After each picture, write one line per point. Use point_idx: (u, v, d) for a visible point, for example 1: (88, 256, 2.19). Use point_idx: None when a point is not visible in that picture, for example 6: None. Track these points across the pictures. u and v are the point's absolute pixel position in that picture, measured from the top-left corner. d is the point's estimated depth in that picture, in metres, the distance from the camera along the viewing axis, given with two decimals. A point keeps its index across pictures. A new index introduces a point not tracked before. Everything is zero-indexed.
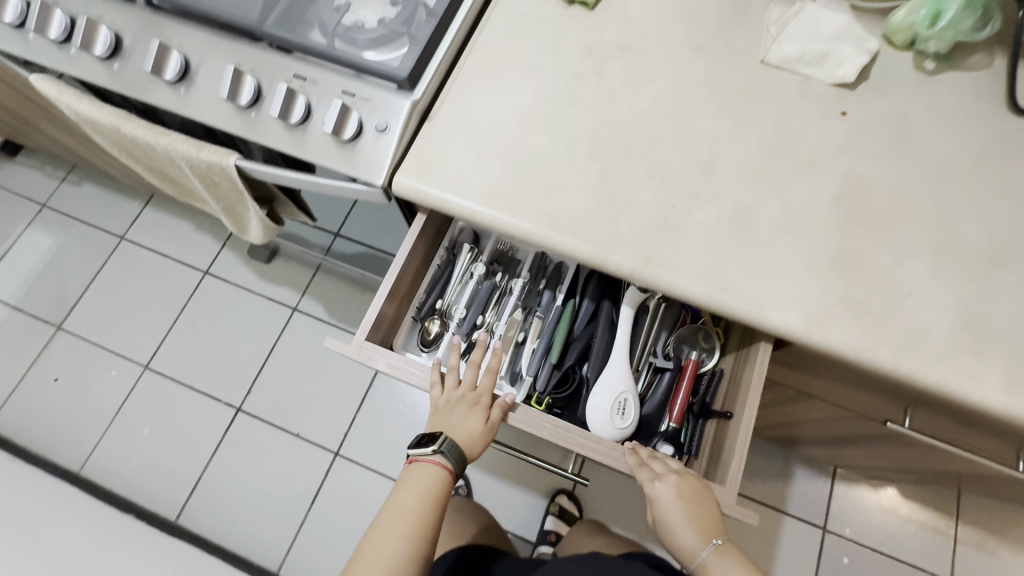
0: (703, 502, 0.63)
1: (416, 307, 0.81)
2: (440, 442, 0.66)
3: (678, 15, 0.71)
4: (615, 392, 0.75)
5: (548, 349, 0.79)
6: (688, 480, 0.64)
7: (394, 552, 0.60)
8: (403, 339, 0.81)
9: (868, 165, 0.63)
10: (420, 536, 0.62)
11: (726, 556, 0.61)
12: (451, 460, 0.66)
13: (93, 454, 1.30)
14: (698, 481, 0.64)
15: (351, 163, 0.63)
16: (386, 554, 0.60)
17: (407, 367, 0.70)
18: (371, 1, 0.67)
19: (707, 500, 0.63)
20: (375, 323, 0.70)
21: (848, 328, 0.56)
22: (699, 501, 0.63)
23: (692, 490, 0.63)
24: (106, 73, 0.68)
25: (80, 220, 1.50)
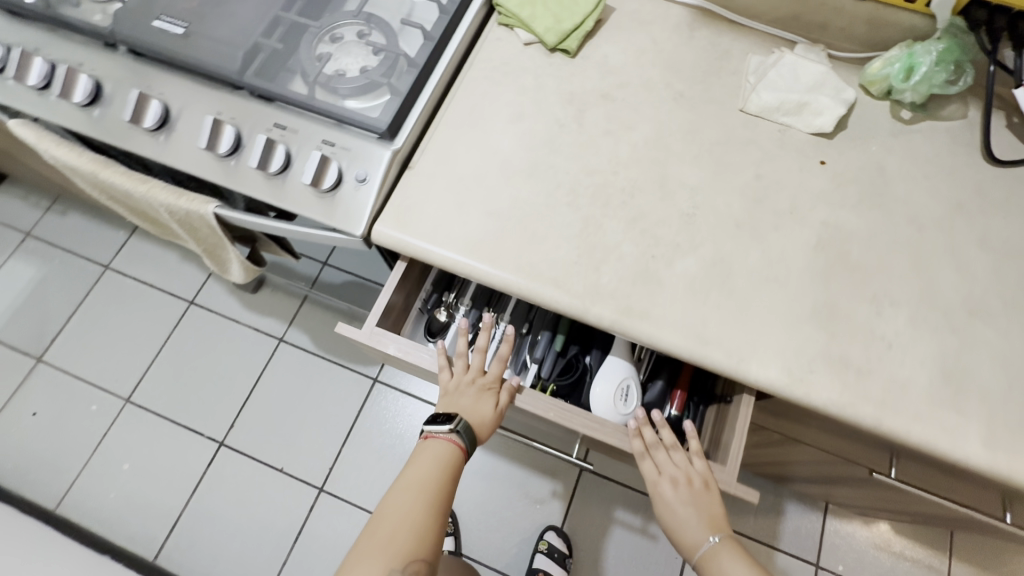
0: (705, 498, 0.62)
1: (422, 298, 0.78)
2: (456, 421, 0.66)
3: (659, 64, 0.72)
4: (617, 379, 0.73)
5: (553, 336, 0.78)
6: (687, 478, 0.63)
7: (416, 517, 0.59)
8: (411, 328, 0.78)
9: (847, 214, 0.63)
10: (439, 505, 0.62)
11: (727, 552, 0.59)
12: (464, 439, 0.66)
13: (70, 491, 1.27)
14: (699, 478, 0.62)
15: (330, 212, 0.63)
16: (408, 519, 0.59)
17: (417, 352, 0.68)
18: (354, 49, 0.68)
19: (706, 497, 0.62)
20: (385, 311, 0.69)
21: (829, 383, 0.56)
22: (698, 498, 0.62)
23: (690, 487, 0.62)
24: (85, 119, 0.68)
25: (64, 250, 1.48)
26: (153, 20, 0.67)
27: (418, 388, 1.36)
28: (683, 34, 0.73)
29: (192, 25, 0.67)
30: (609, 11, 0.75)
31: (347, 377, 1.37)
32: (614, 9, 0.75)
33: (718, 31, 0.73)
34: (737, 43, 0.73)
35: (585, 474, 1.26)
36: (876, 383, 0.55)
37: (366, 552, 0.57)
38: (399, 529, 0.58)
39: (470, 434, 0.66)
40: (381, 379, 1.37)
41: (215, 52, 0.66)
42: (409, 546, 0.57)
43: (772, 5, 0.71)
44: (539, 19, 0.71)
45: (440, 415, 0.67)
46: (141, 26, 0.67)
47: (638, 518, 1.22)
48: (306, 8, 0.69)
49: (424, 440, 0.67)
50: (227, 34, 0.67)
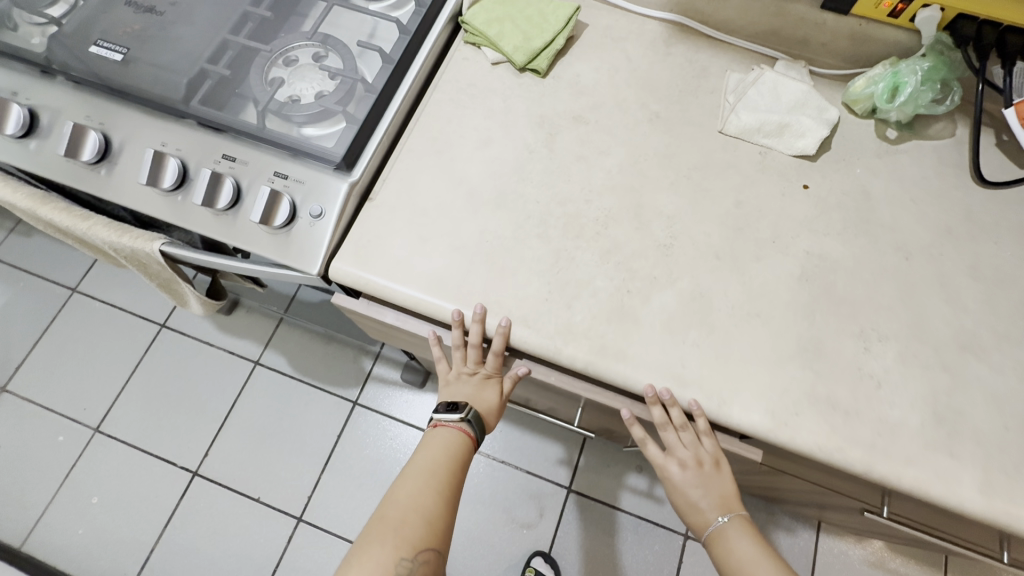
0: (718, 479, 0.57)
1: None
2: (467, 411, 0.62)
3: (633, 83, 0.68)
4: None
5: None
6: (697, 459, 0.57)
7: (427, 504, 0.56)
8: None
9: (831, 243, 0.60)
10: (451, 493, 0.59)
11: (739, 534, 0.56)
12: (475, 428, 0.63)
13: (36, 528, 1.21)
14: (711, 458, 0.56)
15: (284, 249, 0.59)
16: (419, 505, 0.56)
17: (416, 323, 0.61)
18: (309, 73, 0.64)
19: (717, 477, 0.57)
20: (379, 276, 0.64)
21: (817, 426, 0.52)
22: (705, 477, 0.57)
23: (700, 468, 0.57)
24: (22, 152, 0.63)
25: (29, 272, 1.43)
26: (91, 45, 0.63)
27: (400, 411, 1.32)
28: (658, 51, 0.70)
29: (133, 51, 0.63)
30: (582, 27, 0.71)
31: (326, 399, 1.32)
32: (587, 25, 0.72)
33: (696, 47, 0.70)
34: (716, 59, 0.69)
35: (573, 495, 1.23)
36: (867, 427, 0.52)
37: (374, 538, 0.54)
38: (409, 516, 0.55)
39: (480, 424, 0.63)
40: (361, 402, 1.32)
41: (158, 79, 0.62)
42: (420, 535, 0.54)
43: (751, 20, 0.68)
44: (507, 37, 0.67)
45: (445, 404, 0.64)
46: (79, 52, 0.63)
47: (629, 535, 1.20)
48: (256, 30, 0.65)
49: (433, 428, 0.64)
50: (172, 60, 0.63)
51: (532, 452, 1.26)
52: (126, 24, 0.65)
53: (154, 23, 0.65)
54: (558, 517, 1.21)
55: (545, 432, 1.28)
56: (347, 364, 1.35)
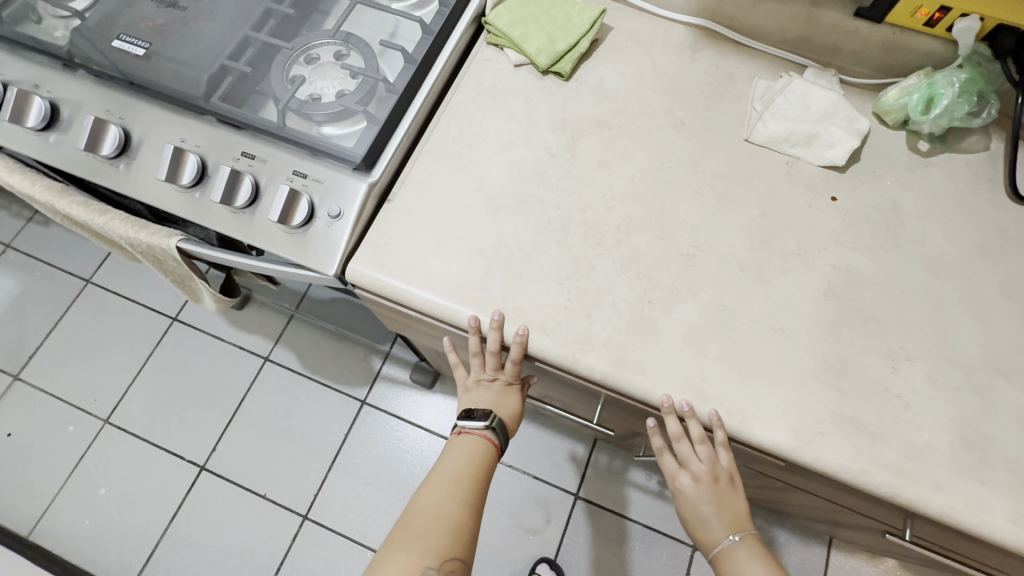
0: (731, 497, 0.56)
1: None
2: (491, 419, 0.63)
3: (657, 88, 0.67)
4: None
5: None
6: (713, 474, 0.56)
7: (452, 512, 0.56)
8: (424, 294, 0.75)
9: (858, 258, 0.58)
10: (475, 502, 0.58)
11: (750, 555, 0.54)
12: (499, 436, 0.64)
13: (44, 517, 1.22)
14: (727, 474, 0.55)
15: (302, 250, 0.58)
16: (444, 514, 0.55)
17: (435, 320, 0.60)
18: (329, 72, 0.63)
19: (730, 494, 0.56)
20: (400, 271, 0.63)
21: (841, 446, 0.51)
22: (717, 493, 0.56)
23: (715, 483, 0.56)
24: (42, 145, 0.63)
25: (45, 262, 1.44)
26: (113, 39, 0.63)
27: (408, 411, 1.31)
28: (684, 56, 0.69)
29: (154, 46, 0.62)
30: (607, 30, 0.70)
31: (334, 397, 1.32)
32: (611, 28, 0.70)
33: (723, 53, 0.69)
34: (743, 66, 0.68)
35: (580, 502, 1.22)
36: (893, 450, 0.50)
37: (399, 546, 0.53)
38: (434, 524, 0.54)
39: (503, 431, 0.64)
40: (370, 401, 1.32)
41: (178, 74, 0.61)
42: (445, 543, 0.53)
43: (780, 26, 0.66)
44: (531, 39, 0.66)
45: (469, 413, 0.65)
46: (102, 46, 0.63)
47: (637, 544, 1.18)
48: (278, 28, 0.64)
49: (457, 435, 0.64)
50: (192, 55, 0.62)
51: (539, 457, 1.25)
52: (148, 18, 0.64)
53: (176, 18, 0.64)
54: (564, 524, 1.20)
55: (554, 437, 1.27)
56: (356, 363, 1.35)
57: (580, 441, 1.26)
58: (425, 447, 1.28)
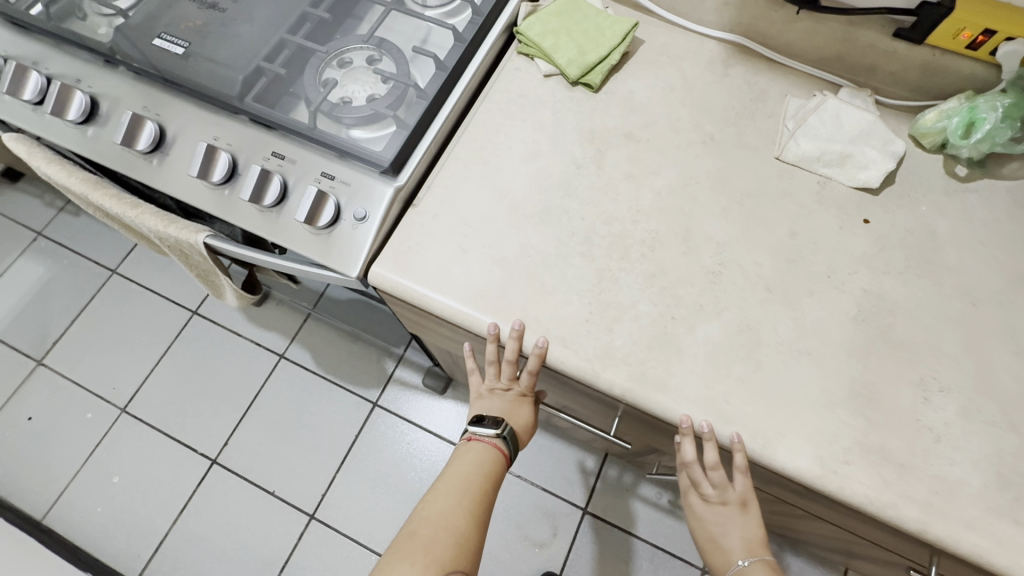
0: (740, 520, 0.54)
1: None
2: (502, 427, 0.63)
3: (687, 102, 0.66)
4: None
5: None
6: (722, 497, 0.54)
7: (458, 522, 0.55)
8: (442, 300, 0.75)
9: (890, 283, 0.57)
10: (481, 513, 0.57)
11: None
12: (509, 445, 0.64)
13: (58, 502, 1.24)
14: (737, 498, 0.54)
15: (325, 251, 0.59)
16: (450, 524, 0.55)
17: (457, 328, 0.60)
18: (361, 76, 0.64)
19: (740, 517, 0.54)
20: None
21: (869, 477, 0.49)
22: (727, 516, 0.54)
23: (725, 506, 0.54)
24: (81, 138, 0.65)
25: (73, 251, 1.48)
26: (154, 38, 0.64)
27: (418, 415, 1.31)
28: (716, 71, 0.68)
29: (193, 45, 0.64)
30: (638, 43, 0.70)
31: (346, 398, 1.33)
32: (643, 41, 0.70)
33: (755, 69, 0.68)
34: (776, 83, 0.67)
35: (587, 517, 1.20)
36: (923, 484, 0.49)
37: (402, 554, 0.52)
38: (439, 533, 0.53)
39: (514, 441, 0.64)
40: (381, 404, 1.32)
41: (213, 73, 0.62)
42: (449, 555, 0.52)
43: (816, 45, 0.65)
44: (562, 50, 0.66)
45: (479, 419, 0.64)
46: (142, 44, 0.64)
47: (645, 563, 1.16)
48: (313, 31, 0.65)
49: (467, 441, 0.64)
50: (228, 55, 0.63)
51: (549, 468, 1.24)
52: (188, 19, 0.66)
53: (215, 19, 0.65)
54: (571, 538, 1.18)
55: (563, 450, 1.26)
56: (369, 365, 1.35)
57: (590, 455, 1.25)
58: (434, 452, 1.28)
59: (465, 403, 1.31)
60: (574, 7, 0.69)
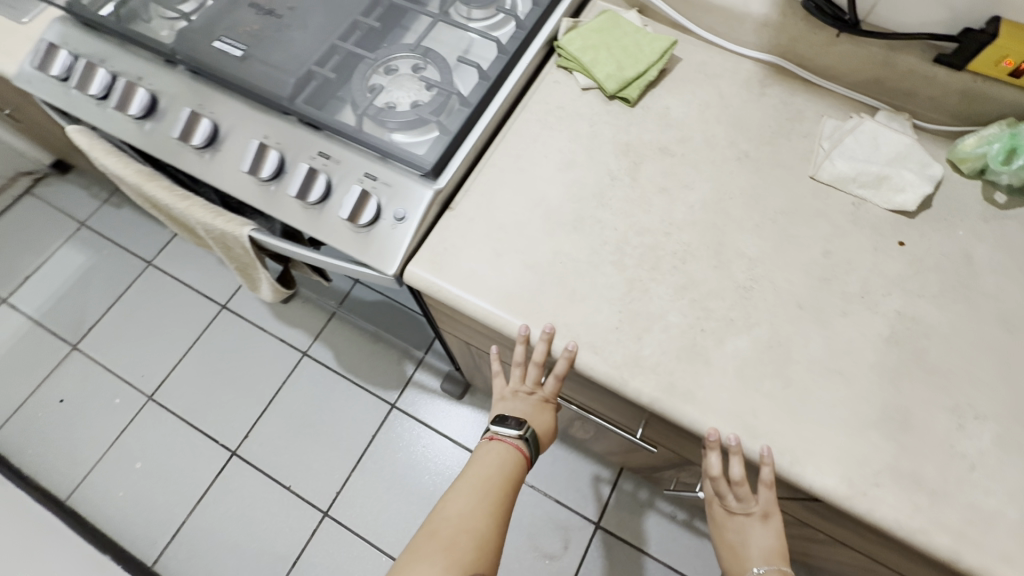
0: (760, 530, 0.54)
1: None
2: (526, 429, 0.63)
3: (724, 120, 0.67)
4: None
5: None
6: (744, 508, 0.54)
7: (479, 525, 0.55)
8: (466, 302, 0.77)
9: (925, 307, 0.56)
10: (501, 515, 0.58)
11: None
12: (530, 447, 0.64)
13: (82, 483, 1.27)
14: (758, 510, 0.53)
15: (364, 248, 0.61)
16: (471, 526, 0.55)
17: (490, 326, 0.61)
18: (406, 83, 0.66)
19: (761, 528, 0.53)
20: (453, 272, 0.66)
21: (899, 501, 0.48)
22: (747, 526, 0.54)
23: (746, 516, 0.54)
24: (139, 132, 0.69)
25: (114, 242, 1.55)
26: (214, 41, 0.67)
27: (435, 419, 1.32)
28: (752, 90, 0.69)
29: (250, 49, 0.67)
30: (676, 61, 0.72)
31: (365, 398, 1.35)
32: (681, 59, 0.72)
33: (792, 90, 0.69)
34: (812, 104, 0.68)
35: (600, 532, 1.19)
36: (956, 511, 0.48)
37: (423, 554, 0.52)
38: (460, 535, 0.54)
39: (535, 443, 0.64)
40: (399, 405, 1.34)
41: (266, 73, 0.65)
42: (470, 557, 0.53)
43: (853, 68, 0.66)
44: (601, 65, 0.68)
45: (502, 419, 0.65)
46: (202, 46, 0.67)
47: None
48: (363, 39, 0.68)
49: (488, 441, 0.65)
50: (282, 58, 0.66)
51: (563, 480, 1.24)
52: (246, 24, 0.69)
53: (271, 24, 0.69)
54: (582, 553, 1.17)
55: (578, 462, 1.25)
56: (390, 367, 1.37)
57: (604, 468, 1.24)
58: (449, 457, 1.28)
59: (482, 409, 1.32)
60: (614, 25, 0.71)
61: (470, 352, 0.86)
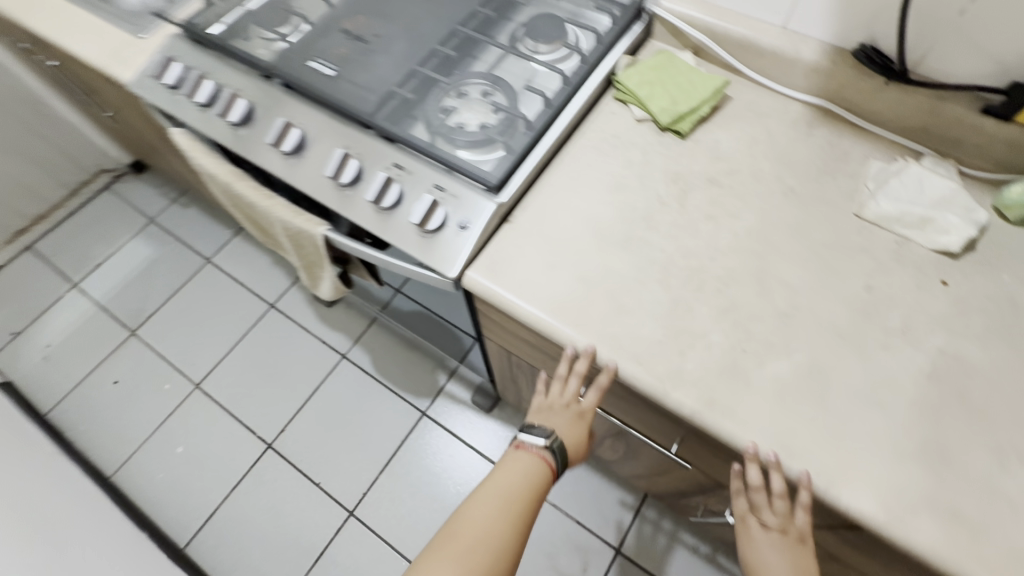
0: (794, 551, 0.55)
1: None
2: (553, 439, 0.66)
3: (772, 156, 0.71)
4: None
5: None
6: (782, 527, 0.55)
7: (501, 533, 0.57)
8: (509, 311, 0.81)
9: (967, 345, 0.58)
10: (523, 524, 0.60)
11: None
12: (558, 458, 0.66)
13: (128, 462, 1.34)
14: (797, 530, 0.54)
15: (428, 252, 0.66)
16: (493, 534, 0.57)
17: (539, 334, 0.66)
18: (476, 106, 0.72)
19: (795, 548, 0.55)
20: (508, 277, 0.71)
21: (937, 531, 0.49)
22: (782, 545, 0.55)
23: (781, 535, 0.55)
24: (234, 136, 0.77)
25: (177, 239, 1.66)
26: (310, 61, 0.76)
27: (463, 430, 1.35)
28: (800, 130, 0.73)
29: (340, 70, 0.75)
30: (727, 99, 0.76)
31: (397, 404, 1.39)
32: (731, 98, 0.76)
33: (839, 132, 0.72)
34: (859, 146, 0.71)
35: (620, 558, 1.18)
36: (996, 548, 0.48)
37: (446, 556, 0.55)
38: (483, 541, 0.56)
39: (563, 455, 0.66)
40: (429, 413, 1.37)
41: (354, 93, 0.72)
42: (490, 565, 0.55)
43: (900, 115, 0.69)
44: (656, 99, 0.73)
45: (535, 428, 0.67)
46: (298, 65, 0.75)
47: None
48: (439, 66, 0.75)
49: (517, 447, 0.67)
50: (368, 79, 0.74)
51: (585, 502, 1.24)
52: (338, 48, 0.77)
53: (359, 48, 0.77)
54: None
55: (602, 486, 1.26)
56: (423, 375, 1.42)
57: (628, 494, 1.24)
58: (474, 467, 1.31)
59: (510, 424, 1.35)
60: (670, 64, 0.77)
61: (509, 362, 0.90)
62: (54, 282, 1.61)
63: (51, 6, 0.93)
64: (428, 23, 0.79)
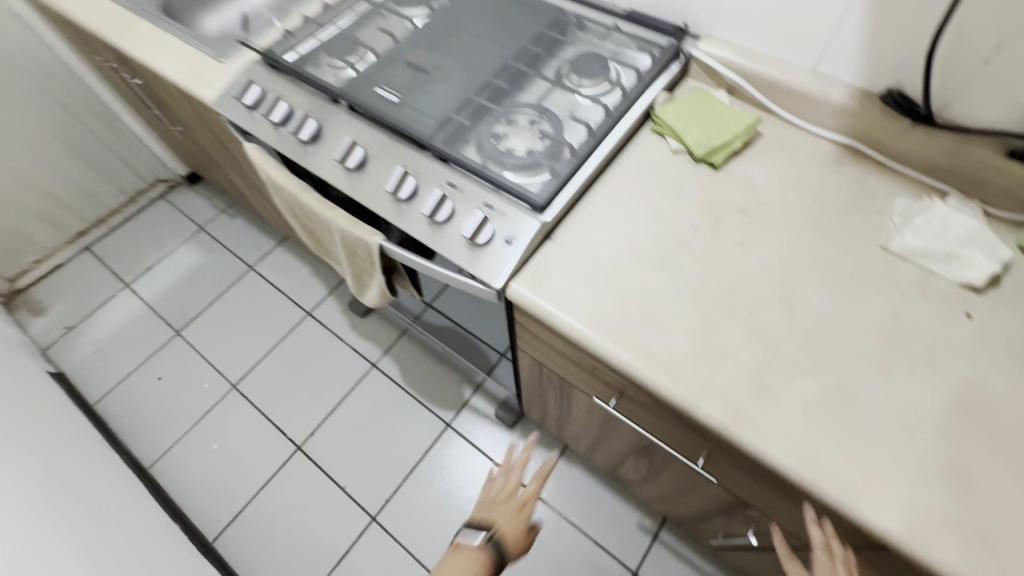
0: None
1: None
2: (490, 536, 0.66)
3: (801, 190, 0.75)
4: None
5: None
6: None
7: None
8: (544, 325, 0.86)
9: (991, 375, 0.60)
10: None
11: None
12: (495, 556, 0.65)
13: (164, 455, 1.40)
14: None
15: (476, 264, 0.71)
16: None
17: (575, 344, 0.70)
18: (524, 133, 0.79)
19: None
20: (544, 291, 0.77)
21: (961, 551, 0.51)
22: None
23: None
24: (302, 152, 0.84)
25: (224, 246, 1.76)
26: (376, 88, 0.84)
27: (485, 444, 1.38)
28: (828, 167, 0.77)
29: (403, 97, 0.82)
30: (759, 135, 0.81)
31: (423, 414, 1.43)
32: (763, 134, 0.81)
33: (866, 169, 0.76)
34: (885, 184, 0.75)
35: None
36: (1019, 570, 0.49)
37: None
38: None
39: (501, 552, 0.65)
40: (453, 425, 1.41)
41: (414, 118, 0.80)
42: None
43: (926, 155, 0.73)
44: (692, 133, 0.78)
45: (474, 527, 0.68)
46: (366, 92, 0.83)
47: None
48: (491, 96, 0.82)
49: (454, 550, 0.66)
50: (427, 106, 0.81)
51: (604, 522, 1.25)
52: (400, 78, 0.85)
53: (420, 78, 0.85)
54: None
55: (620, 507, 1.27)
56: (449, 388, 1.46)
57: (645, 517, 1.26)
58: None
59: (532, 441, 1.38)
60: (705, 101, 0.82)
61: (539, 375, 0.94)
62: (108, 282, 1.71)
63: (143, 30, 1.03)
64: (483, 58, 0.86)
